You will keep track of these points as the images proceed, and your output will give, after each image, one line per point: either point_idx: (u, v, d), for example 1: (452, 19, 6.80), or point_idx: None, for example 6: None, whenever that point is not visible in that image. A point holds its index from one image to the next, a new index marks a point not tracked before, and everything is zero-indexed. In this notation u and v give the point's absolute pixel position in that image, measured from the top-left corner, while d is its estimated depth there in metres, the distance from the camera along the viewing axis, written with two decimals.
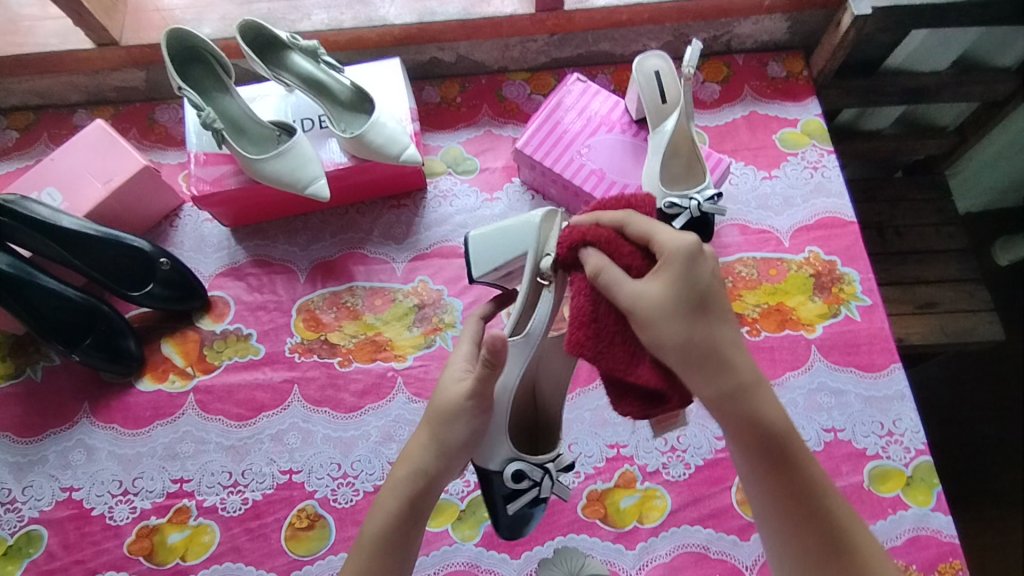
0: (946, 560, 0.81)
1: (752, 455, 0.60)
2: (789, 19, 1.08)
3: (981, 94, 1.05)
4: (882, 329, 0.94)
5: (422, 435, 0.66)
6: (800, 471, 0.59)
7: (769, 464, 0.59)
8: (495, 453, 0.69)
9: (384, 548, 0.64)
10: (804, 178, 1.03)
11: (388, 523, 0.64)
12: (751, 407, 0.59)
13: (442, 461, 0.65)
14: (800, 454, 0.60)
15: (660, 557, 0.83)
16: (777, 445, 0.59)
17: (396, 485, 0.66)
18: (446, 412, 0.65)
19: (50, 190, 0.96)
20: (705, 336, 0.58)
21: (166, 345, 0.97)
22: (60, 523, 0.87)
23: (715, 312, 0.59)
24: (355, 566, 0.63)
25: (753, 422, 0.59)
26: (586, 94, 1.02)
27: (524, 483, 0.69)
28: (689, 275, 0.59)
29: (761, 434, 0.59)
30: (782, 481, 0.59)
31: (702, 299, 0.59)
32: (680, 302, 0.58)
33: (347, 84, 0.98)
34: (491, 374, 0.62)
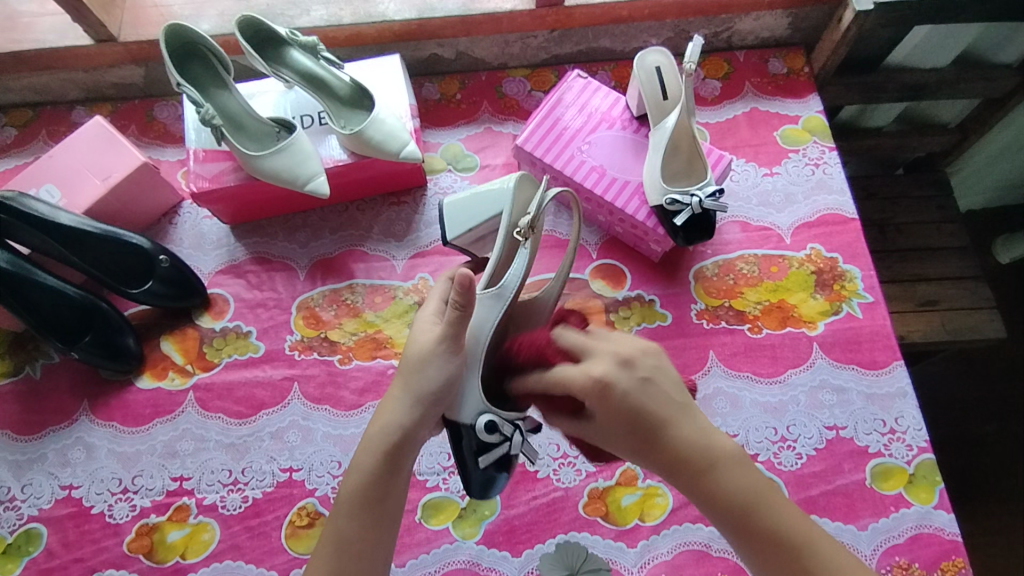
0: (949, 558, 0.81)
1: (723, 527, 0.60)
2: (790, 15, 1.08)
3: (983, 91, 1.05)
4: (884, 326, 0.93)
5: (397, 389, 0.66)
6: (772, 534, 0.58)
7: (745, 540, 0.59)
8: (468, 404, 0.68)
9: (363, 507, 0.63)
10: (805, 175, 1.03)
11: (365, 482, 0.64)
12: (706, 493, 0.59)
13: (418, 412, 0.65)
14: (769, 519, 0.58)
15: (661, 555, 0.83)
16: (742, 514, 0.58)
17: (370, 442, 0.65)
18: (420, 358, 0.66)
19: (49, 187, 0.95)
20: (652, 456, 0.60)
21: (166, 343, 0.97)
22: (59, 521, 0.87)
23: (650, 426, 0.59)
24: (337, 529, 0.63)
25: (714, 505, 0.59)
26: (586, 91, 1.01)
27: (495, 436, 0.68)
28: (608, 412, 0.60)
29: (725, 511, 0.59)
30: (758, 552, 0.58)
31: (629, 427, 0.59)
32: (616, 434, 0.60)
33: (346, 80, 0.98)
34: (463, 317, 0.64)
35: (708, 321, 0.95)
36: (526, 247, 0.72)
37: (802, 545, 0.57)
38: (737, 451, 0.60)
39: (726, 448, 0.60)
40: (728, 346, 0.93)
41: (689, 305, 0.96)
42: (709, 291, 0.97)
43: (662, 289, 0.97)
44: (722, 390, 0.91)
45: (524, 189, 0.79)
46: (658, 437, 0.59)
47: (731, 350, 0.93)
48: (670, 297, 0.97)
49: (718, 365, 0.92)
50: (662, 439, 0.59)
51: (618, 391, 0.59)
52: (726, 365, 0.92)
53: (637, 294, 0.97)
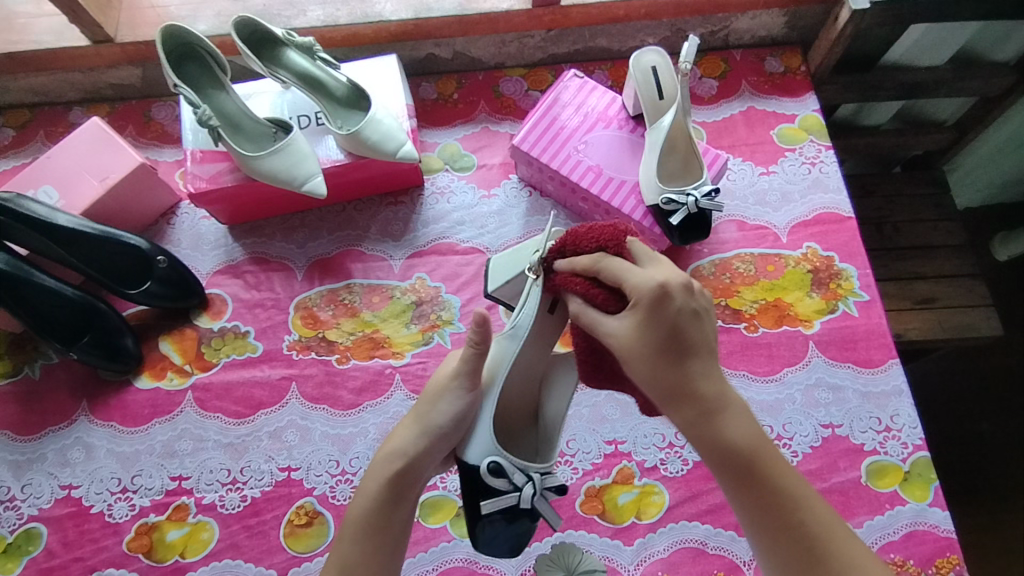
0: (944, 555, 0.82)
1: (723, 477, 0.59)
2: (787, 14, 1.08)
3: (980, 89, 1.05)
4: (880, 324, 0.94)
5: (411, 420, 0.68)
6: (773, 487, 0.57)
7: (743, 489, 0.58)
8: (476, 444, 0.67)
9: (369, 532, 0.64)
10: (801, 173, 1.03)
11: (371, 508, 0.65)
12: (714, 436, 0.58)
13: (425, 442, 0.66)
14: (773, 476, 0.58)
15: (658, 552, 0.83)
16: (749, 467, 0.58)
17: (378, 468, 0.67)
18: (432, 391, 0.67)
19: (47, 188, 0.95)
20: (666, 375, 0.58)
21: (164, 344, 0.97)
22: (59, 521, 0.88)
23: (685, 347, 0.58)
24: (341, 554, 0.64)
25: (716, 450, 0.58)
26: (583, 90, 1.01)
27: (502, 482, 0.66)
28: (654, 319, 0.58)
29: (728, 456, 0.58)
30: (756, 504, 0.58)
31: (669, 341, 0.57)
32: (643, 346, 0.58)
33: (343, 80, 0.98)
34: (479, 357, 0.66)
35: None
36: (538, 284, 0.70)
37: (796, 508, 0.57)
38: (747, 407, 0.60)
39: (740, 401, 0.60)
40: (724, 345, 0.94)
41: None
42: (706, 290, 0.97)
43: None
44: None
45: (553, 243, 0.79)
46: (682, 360, 0.58)
47: (727, 348, 0.94)
48: None
49: None
50: (687, 367, 0.58)
51: (673, 304, 0.58)
52: (722, 363, 0.93)
53: None
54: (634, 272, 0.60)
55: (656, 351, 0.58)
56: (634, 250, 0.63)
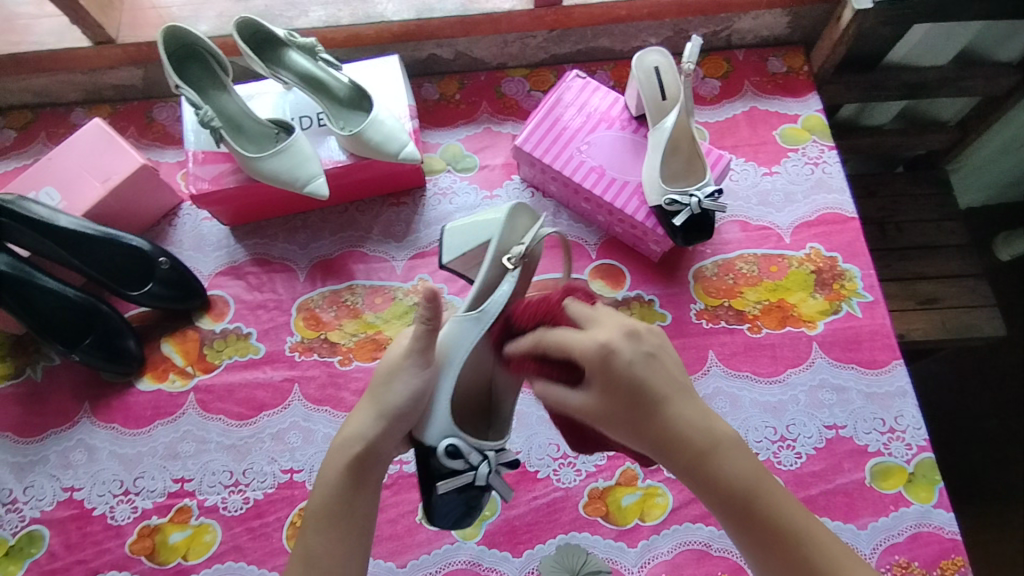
0: (949, 557, 0.81)
1: (723, 516, 0.59)
2: (790, 14, 1.07)
3: (983, 89, 1.05)
4: (884, 325, 0.93)
5: (364, 403, 0.67)
6: (770, 520, 0.58)
7: (743, 526, 0.58)
8: (433, 424, 0.68)
9: (330, 519, 0.64)
10: (805, 174, 1.03)
11: (331, 494, 0.65)
12: (708, 477, 0.58)
13: (382, 424, 0.65)
14: (768, 507, 0.58)
15: (662, 554, 0.83)
16: (744, 504, 0.58)
17: (337, 454, 0.66)
18: (385, 371, 0.67)
19: (49, 189, 0.95)
20: (641, 431, 0.59)
21: (166, 345, 0.97)
22: (61, 523, 0.87)
23: (651, 399, 0.59)
24: (306, 543, 0.63)
25: (710, 489, 0.59)
26: (585, 91, 1.01)
27: (459, 463, 0.67)
28: (610, 383, 0.59)
29: (724, 494, 0.58)
30: (758, 540, 0.58)
31: (630, 400, 0.59)
32: (614, 411, 0.59)
33: (345, 81, 0.98)
34: (433, 333, 0.66)
35: (708, 321, 0.95)
36: (514, 274, 0.74)
37: (798, 533, 0.57)
38: (736, 437, 0.60)
39: (726, 432, 0.60)
40: (728, 346, 0.93)
41: (689, 305, 0.96)
42: (709, 291, 0.97)
43: (661, 289, 0.97)
44: (722, 389, 0.91)
45: (520, 219, 0.81)
46: (649, 412, 0.58)
47: (731, 349, 0.93)
48: (670, 297, 0.97)
49: (718, 365, 0.92)
50: (656, 422, 0.58)
51: (621, 360, 0.59)
52: (725, 364, 0.92)
53: (637, 294, 0.97)
54: (576, 339, 0.61)
55: (624, 409, 0.59)
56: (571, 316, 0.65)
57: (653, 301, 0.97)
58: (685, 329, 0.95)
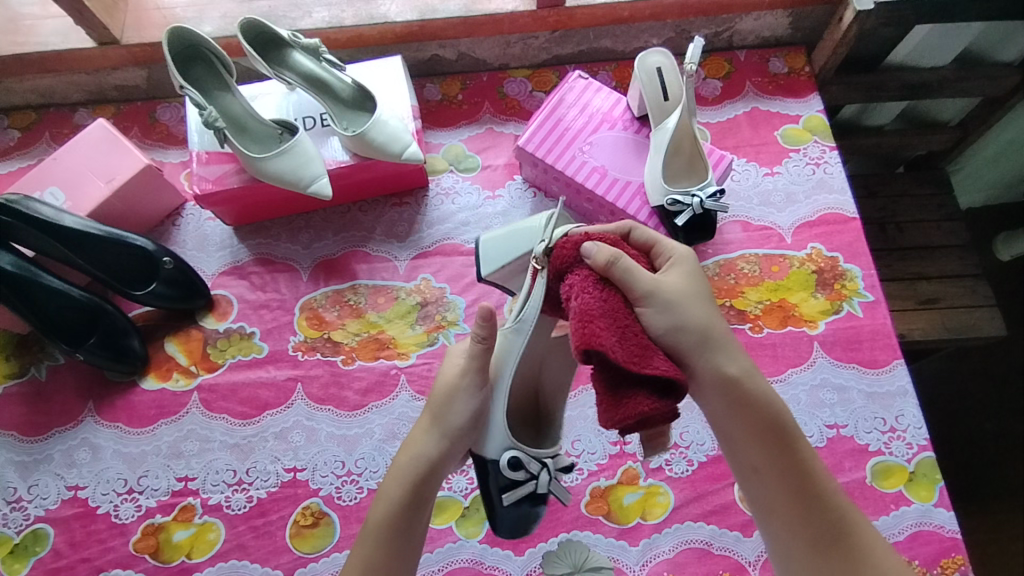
0: (949, 556, 0.82)
1: (756, 443, 0.65)
2: (791, 15, 1.08)
3: (983, 90, 1.05)
4: (885, 325, 0.94)
5: (425, 424, 0.69)
6: (799, 450, 0.65)
7: (773, 445, 0.65)
8: (493, 440, 0.67)
9: (387, 535, 0.65)
10: (806, 174, 1.03)
11: (390, 510, 0.65)
12: (753, 394, 0.66)
13: (445, 443, 0.67)
14: (800, 438, 0.66)
15: (663, 553, 0.83)
16: (782, 426, 0.66)
17: (398, 472, 0.67)
18: (446, 390, 0.68)
19: (53, 189, 0.96)
20: (703, 317, 0.66)
21: (170, 344, 0.97)
22: (66, 522, 0.88)
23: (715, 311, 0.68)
24: (360, 556, 0.64)
25: (751, 407, 0.66)
26: (587, 91, 1.02)
27: (520, 473, 0.67)
28: (695, 276, 0.69)
29: (764, 415, 0.66)
30: (785, 465, 0.64)
31: (706, 294, 0.68)
32: (694, 296, 0.67)
33: (348, 82, 0.98)
34: (487, 352, 0.66)
35: None
36: (544, 275, 0.67)
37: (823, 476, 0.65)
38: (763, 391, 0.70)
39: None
40: None
41: None
42: (710, 290, 0.97)
43: None
44: None
45: (552, 225, 0.78)
46: (707, 307, 0.67)
47: None
48: None
49: None
50: (720, 332, 0.67)
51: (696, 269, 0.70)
52: None
53: None
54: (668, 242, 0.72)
55: (700, 299, 0.67)
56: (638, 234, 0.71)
57: None
58: None
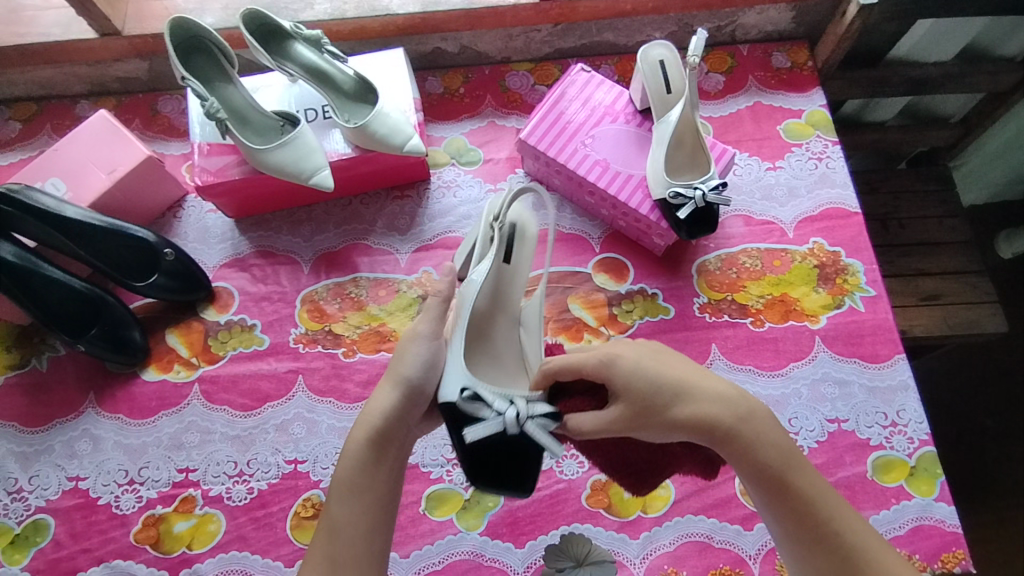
0: (950, 550, 0.82)
1: (760, 495, 0.63)
2: (794, 9, 1.07)
3: (986, 85, 1.05)
4: (886, 320, 0.94)
5: (384, 381, 0.69)
6: (802, 499, 0.61)
7: (776, 502, 0.61)
8: (449, 381, 0.69)
9: (348, 489, 0.64)
10: (808, 169, 1.03)
11: (352, 466, 0.65)
12: (747, 458, 0.62)
13: (399, 393, 0.68)
14: (800, 476, 0.62)
15: (664, 546, 0.83)
16: (777, 477, 0.61)
17: (359, 428, 0.67)
18: (403, 344, 0.70)
19: (54, 180, 0.96)
20: (681, 407, 0.63)
21: (171, 336, 0.97)
22: (67, 512, 0.88)
23: (666, 393, 0.63)
24: (331, 515, 0.64)
25: (750, 465, 0.62)
26: (590, 84, 1.01)
27: (481, 407, 0.68)
28: (628, 384, 0.64)
29: (758, 469, 0.62)
30: (788, 516, 0.61)
31: (650, 393, 0.63)
32: (643, 417, 0.63)
33: (351, 74, 0.98)
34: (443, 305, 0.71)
35: (710, 315, 0.95)
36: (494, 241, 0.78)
37: (823, 505, 0.61)
38: (764, 410, 0.65)
39: (757, 404, 0.65)
40: (731, 340, 0.94)
41: (692, 298, 0.97)
42: (712, 285, 0.97)
43: (665, 283, 0.98)
44: None
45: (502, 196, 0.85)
46: (677, 397, 0.63)
47: (733, 343, 0.94)
48: (673, 291, 0.97)
49: (721, 358, 0.93)
50: (673, 413, 0.63)
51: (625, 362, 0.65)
52: (729, 358, 0.93)
53: (640, 287, 0.98)
54: (586, 355, 0.67)
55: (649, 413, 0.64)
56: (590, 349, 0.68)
57: (656, 295, 0.97)
58: (688, 322, 0.95)
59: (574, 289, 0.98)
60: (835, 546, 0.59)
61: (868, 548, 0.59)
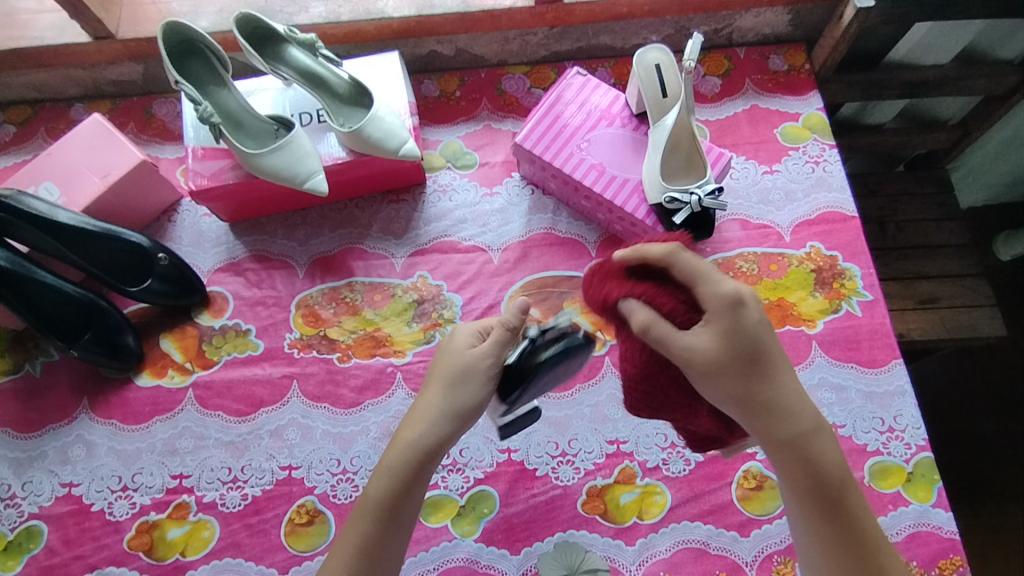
0: (947, 557, 0.81)
1: (797, 488, 0.63)
2: (791, 12, 1.07)
3: (984, 88, 1.05)
4: (883, 324, 0.93)
5: (433, 403, 0.66)
6: (843, 506, 0.62)
7: (818, 500, 0.62)
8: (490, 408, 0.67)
9: (383, 509, 0.64)
10: (805, 172, 1.03)
11: (390, 484, 0.64)
12: (802, 455, 0.62)
13: (449, 425, 0.65)
14: (846, 488, 0.63)
15: (660, 552, 0.83)
16: (825, 481, 0.62)
17: (401, 447, 0.65)
18: (462, 373, 0.65)
19: (47, 185, 0.95)
20: (774, 389, 0.61)
21: (165, 341, 0.97)
22: (60, 519, 0.87)
23: (763, 364, 0.61)
24: (358, 529, 0.64)
25: (802, 463, 0.62)
26: (586, 88, 1.01)
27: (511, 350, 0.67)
28: (740, 328, 0.60)
29: (807, 472, 0.62)
30: (819, 514, 0.62)
31: (753, 352, 0.60)
32: (733, 363, 0.60)
33: (346, 78, 0.97)
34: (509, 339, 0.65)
35: None
36: None
37: (859, 517, 0.62)
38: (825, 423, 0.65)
39: (821, 417, 0.64)
40: None
41: None
42: None
43: None
44: None
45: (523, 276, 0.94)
46: (774, 374, 0.62)
47: None
48: None
49: None
50: (759, 388, 0.61)
51: (746, 311, 0.60)
52: None
53: None
54: (711, 275, 0.61)
55: (742, 365, 0.60)
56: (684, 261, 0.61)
57: None
58: None
59: (570, 294, 0.97)
60: (858, 525, 0.62)
61: (886, 557, 0.62)
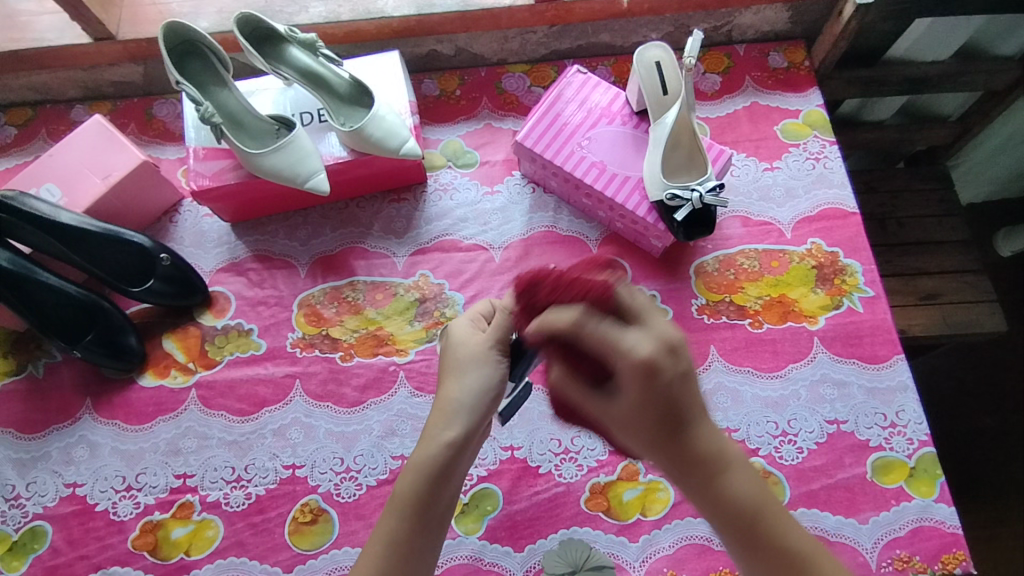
0: (950, 551, 0.81)
1: (727, 533, 0.59)
2: (790, 9, 1.07)
3: (984, 84, 1.05)
4: (885, 320, 0.93)
5: (454, 398, 0.64)
6: (776, 548, 0.57)
7: (747, 545, 0.58)
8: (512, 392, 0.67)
9: (415, 508, 0.63)
10: (806, 169, 1.03)
11: (418, 485, 0.63)
12: (718, 495, 0.58)
13: (469, 415, 0.64)
14: (777, 529, 0.58)
15: (663, 549, 0.83)
16: (750, 523, 0.58)
17: (427, 445, 0.64)
18: (476, 359, 0.65)
19: (49, 186, 0.95)
20: (693, 434, 0.57)
21: (167, 342, 0.97)
22: (64, 519, 0.88)
23: (677, 418, 0.56)
24: (388, 528, 0.63)
25: (719, 505, 0.58)
26: (586, 85, 1.01)
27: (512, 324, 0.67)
28: (646, 394, 0.53)
29: (729, 515, 0.58)
30: (753, 559, 0.58)
31: (663, 412, 0.55)
32: (642, 418, 0.56)
33: (346, 77, 0.97)
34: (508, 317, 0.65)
35: (709, 316, 0.95)
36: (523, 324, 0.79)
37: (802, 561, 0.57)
38: (748, 459, 0.60)
39: (741, 456, 0.60)
40: (729, 341, 0.94)
41: (691, 300, 0.96)
42: (710, 286, 0.97)
43: (663, 285, 0.98)
44: (722, 385, 0.91)
45: None
46: (689, 427, 0.57)
47: (732, 344, 0.93)
48: (671, 293, 0.97)
49: (719, 360, 0.93)
50: (675, 439, 0.57)
51: (661, 376, 0.53)
52: (727, 360, 0.92)
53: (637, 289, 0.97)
54: (629, 344, 0.52)
55: (650, 420, 0.56)
56: (622, 301, 0.53)
57: (653, 296, 0.97)
58: (686, 324, 0.95)
59: None
60: (772, 552, 0.57)
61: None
